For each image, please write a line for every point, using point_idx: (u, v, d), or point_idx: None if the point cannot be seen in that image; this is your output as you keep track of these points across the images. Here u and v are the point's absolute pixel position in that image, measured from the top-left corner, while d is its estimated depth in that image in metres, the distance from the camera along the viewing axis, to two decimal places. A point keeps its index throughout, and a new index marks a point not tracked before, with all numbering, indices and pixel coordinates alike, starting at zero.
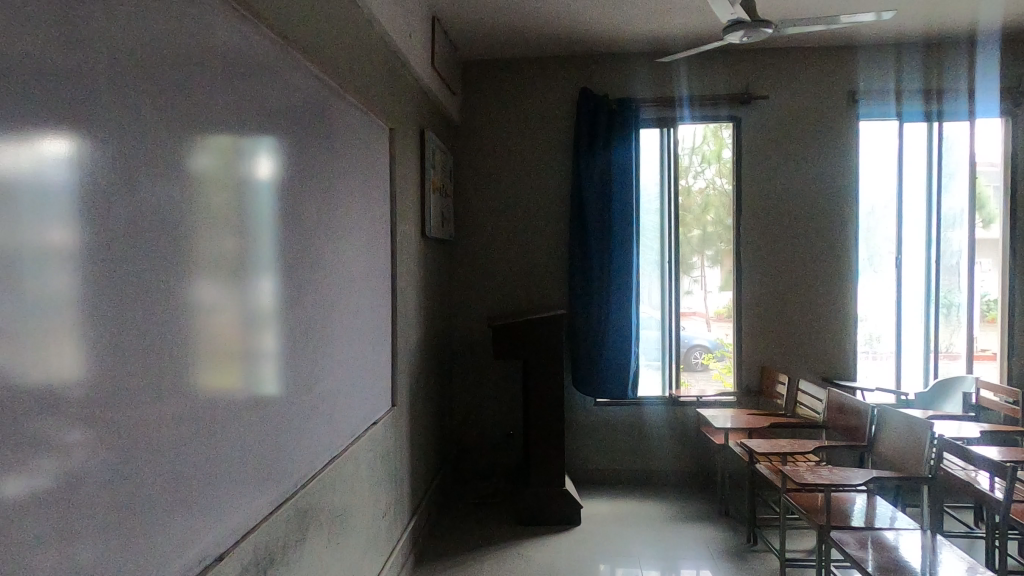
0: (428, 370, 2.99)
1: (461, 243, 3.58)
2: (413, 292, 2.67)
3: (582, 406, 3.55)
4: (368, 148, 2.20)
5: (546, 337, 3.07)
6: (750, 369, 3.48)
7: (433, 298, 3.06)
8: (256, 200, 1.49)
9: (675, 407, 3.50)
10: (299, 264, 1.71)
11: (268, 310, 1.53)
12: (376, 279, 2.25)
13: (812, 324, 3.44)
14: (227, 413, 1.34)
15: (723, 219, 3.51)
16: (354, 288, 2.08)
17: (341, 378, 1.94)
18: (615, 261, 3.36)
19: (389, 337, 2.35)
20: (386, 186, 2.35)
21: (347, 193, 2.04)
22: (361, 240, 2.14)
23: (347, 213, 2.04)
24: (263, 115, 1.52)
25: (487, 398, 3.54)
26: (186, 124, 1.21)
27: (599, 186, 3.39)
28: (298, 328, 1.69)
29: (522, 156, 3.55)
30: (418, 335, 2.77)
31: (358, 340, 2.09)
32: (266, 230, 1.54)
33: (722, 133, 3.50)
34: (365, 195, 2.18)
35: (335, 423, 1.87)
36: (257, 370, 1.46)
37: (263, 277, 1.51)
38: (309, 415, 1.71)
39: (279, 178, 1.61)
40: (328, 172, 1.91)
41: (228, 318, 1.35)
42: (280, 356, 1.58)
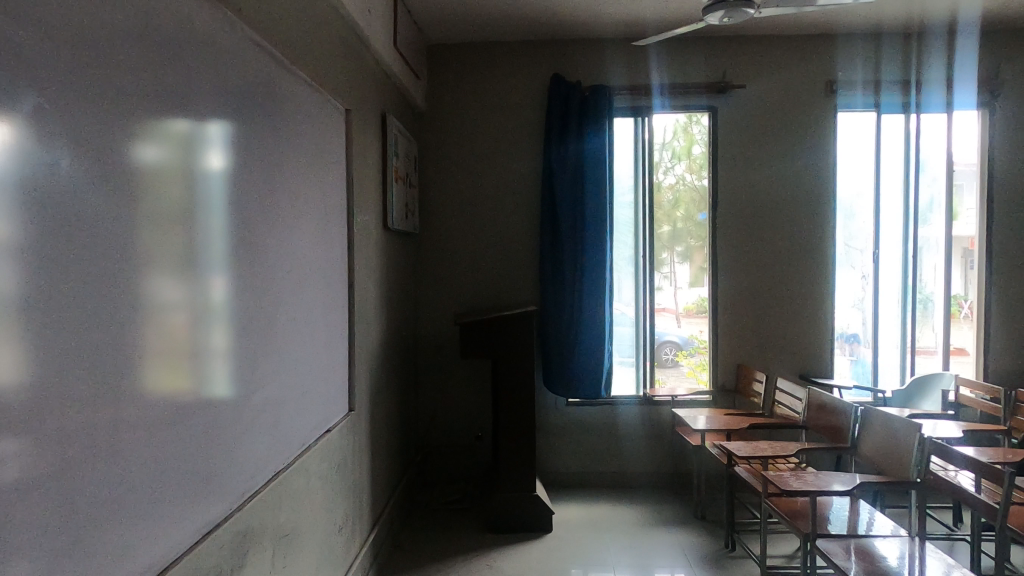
0: (391, 369, 2.81)
1: (425, 236, 3.40)
2: (375, 287, 2.49)
3: (553, 406, 3.41)
4: (323, 129, 2.02)
5: (518, 334, 2.92)
6: (725, 367, 3.38)
7: (397, 294, 2.88)
8: (209, 183, 1.33)
9: (650, 406, 3.38)
10: (248, 255, 1.52)
11: (220, 305, 1.36)
12: (333, 273, 2.07)
13: (788, 321, 3.35)
14: (171, 423, 1.17)
15: (694, 215, 3.40)
16: (309, 282, 1.90)
17: (292, 382, 1.76)
18: (589, 255, 3.22)
19: (346, 336, 2.17)
20: (344, 172, 2.18)
21: (301, 177, 1.86)
22: (314, 230, 1.96)
23: (300, 200, 1.86)
24: (211, 85, 1.34)
25: (453, 399, 3.38)
26: (130, 94, 1.05)
27: (572, 178, 3.25)
28: (246, 325, 1.50)
29: (491, 145, 3.39)
30: (380, 333, 2.59)
31: (313, 339, 1.91)
32: (220, 217, 1.37)
33: (694, 127, 3.39)
34: (319, 181, 1.99)
35: (284, 432, 1.68)
36: (206, 370, 1.30)
37: (215, 268, 1.35)
38: (257, 422, 1.54)
39: (231, 158, 1.44)
40: (281, 154, 1.73)
41: (178, 312, 1.19)
42: (230, 356, 1.41)
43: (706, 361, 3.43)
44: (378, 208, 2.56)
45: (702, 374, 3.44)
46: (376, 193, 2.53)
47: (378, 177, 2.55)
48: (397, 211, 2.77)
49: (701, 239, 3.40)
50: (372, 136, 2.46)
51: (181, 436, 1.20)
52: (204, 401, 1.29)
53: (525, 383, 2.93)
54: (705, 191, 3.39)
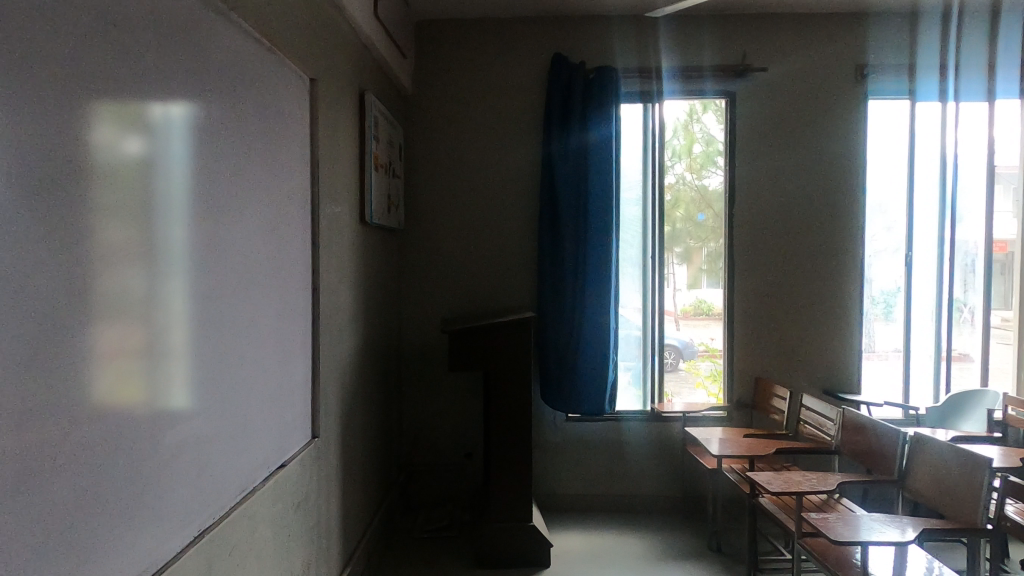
0: (370, 383, 2.49)
1: (411, 233, 3.07)
2: (347, 289, 2.17)
3: (552, 421, 3.08)
4: (286, 103, 1.69)
5: (514, 343, 2.60)
6: (742, 381, 3.06)
7: (376, 297, 2.55)
8: (115, 153, 1.02)
9: (657, 423, 3.06)
10: (179, 252, 1.20)
11: (125, 311, 1.05)
12: (296, 273, 1.74)
13: (811, 329, 3.04)
14: (26, 479, 0.85)
15: (693, 216, 3.07)
16: (267, 283, 1.57)
17: (240, 409, 1.43)
18: (591, 255, 2.90)
19: (312, 349, 1.84)
20: (311, 156, 1.85)
21: (259, 156, 1.54)
22: (277, 226, 1.63)
23: (258, 186, 1.53)
24: (117, 28, 1.03)
25: (441, 413, 3.05)
26: (11, 36, 0.82)
27: (573, 170, 2.93)
28: (173, 342, 1.18)
29: (485, 132, 3.06)
30: (355, 342, 2.27)
31: (271, 353, 1.59)
32: (131, 197, 1.06)
33: (694, 125, 3.06)
34: (282, 165, 1.67)
35: (224, 471, 1.36)
36: (162, 375, 1.15)
37: (117, 264, 1.03)
38: (183, 463, 1.21)
39: (185, 127, 1.22)
40: (231, 126, 1.41)
41: (130, 311, 1.06)
42: (169, 365, 1.17)
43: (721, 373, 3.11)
44: (354, 201, 2.24)
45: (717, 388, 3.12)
46: (352, 182, 2.21)
47: (354, 165, 2.22)
48: (378, 204, 2.44)
49: (701, 240, 3.08)
50: (346, 117, 2.14)
51: (43, 496, 0.88)
52: (89, 445, 0.96)
53: (522, 398, 2.61)
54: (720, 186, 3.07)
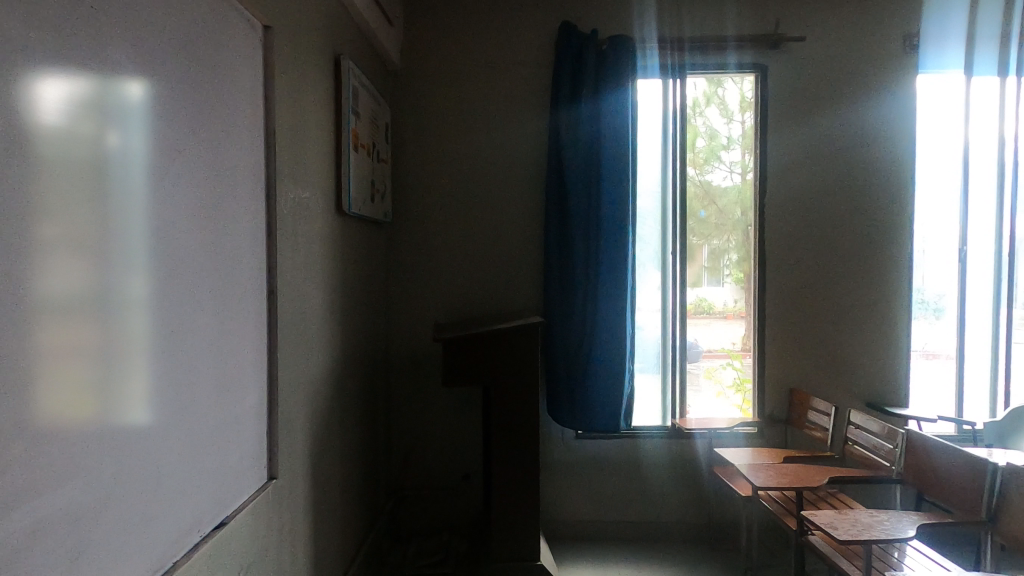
0: (350, 400, 2.14)
1: (398, 227, 2.71)
2: (320, 292, 1.81)
3: (560, 439, 2.73)
4: (240, 54, 1.33)
5: (522, 353, 2.23)
6: (775, 393, 2.71)
7: (358, 300, 2.20)
8: (45, 115, 0.79)
9: (679, 440, 2.71)
10: (124, 236, 0.95)
11: (59, 317, 0.82)
12: (253, 273, 1.39)
13: (853, 334, 2.70)
14: None
15: (694, 212, 2.73)
16: (213, 286, 1.21)
17: (172, 448, 1.08)
18: (604, 251, 2.55)
19: (274, 365, 1.48)
20: (274, 125, 1.49)
21: (202, 119, 1.18)
22: (226, 211, 1.27)
23: (201, 157, 1.17)
24: None
25: (432, 431, 2.70)
26: None
27: (584, 154, 2.57)
28: (123, 350, 0.95)
29: (484, 112, 2.71)
30: (330, 354, 1.92)
31: (217, 378, 1.23)
32: (67, 173, 0.83)
33: (696, 118, 2.71)
34: (234, 135, 1.31)
35: (148, 536, 1.00)
36: (121, 386, 0.94)
37: (47, 258, 0.80)
38: (83, 539, 0.86)
39: (143, 87, 1.00)
40: (162, 74, 1.05)
41: (76, 309, 0.85)
42: (128, 375, 0.96)
43: (749, 383, 2.76)
44: (330, 187, 1.88)
45: (747, 402, 2.76)
46: (327, 163, 1.85)
47: (329, 144, 1.87)
48: (359, 192, 2.08)
49: (704, 237, 2.73)
50: (320, 84, 1.78)
51: None
52: None
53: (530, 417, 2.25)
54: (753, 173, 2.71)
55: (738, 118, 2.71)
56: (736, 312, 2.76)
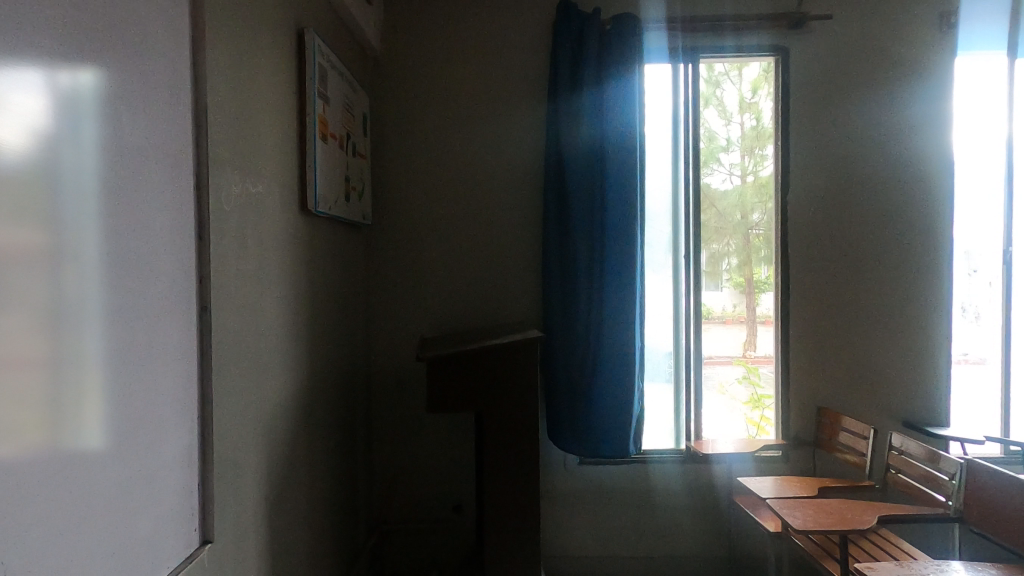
0: (322, 429, 1.86)
1: (379, 230, 2.43)
2: (280, 305, 1.53)
3: (560, 466, 2.44)
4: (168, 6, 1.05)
5: (519, 373, 1.94)
6: (801, 411, 2.44)
7: (329, 314, 1.92)
8: None
9: (694, 466, 2.43)
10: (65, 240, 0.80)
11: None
12: (190, 282, 1.11)
13: (886, 345, 2.43)
14: None
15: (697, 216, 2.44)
16: (128, 299, 0.94)
17: (61, 522, 0.80)
18: (610, 257, 2.27)
19: (215, 398, 1.20)
20: (217, 101, 1.21)
21: (113, 84, 0.91)
22: (149, 207, 0.99)
23: (111, 135, 0.90)
24: None
25: (418, 458, 2.41)
26: None
27: (588, 146, 2.30)
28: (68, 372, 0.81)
29: (475, 102, 2.43)
30: (295, 377, 1.64)
31: (134, 419, 0.95)
32: (11, 177, 0.72)
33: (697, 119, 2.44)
34: (160, 108, 1.03)
35: None
36: (68, 410, 0.81)
37: None
38: None
39: (92, 77, 0.86)
40: (49, 16, 0.78)
41: (20, 331, 0.73)
42: (82, 399, 0.84)
43: (766, 398, 2.50)
44: (293, 182, 1.60)
45: (765, 420, 2.50)
46: (288, 153, 1.57)
47: (291, 131, 1.59)
48: (330, 188, 1.81)
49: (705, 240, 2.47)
50: (277, 59, 1.50)
51: None
52: None
53: (529, 446, 1.96)
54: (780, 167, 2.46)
55: (738, 119, 2.46)
56: (736, 317, 2.49)
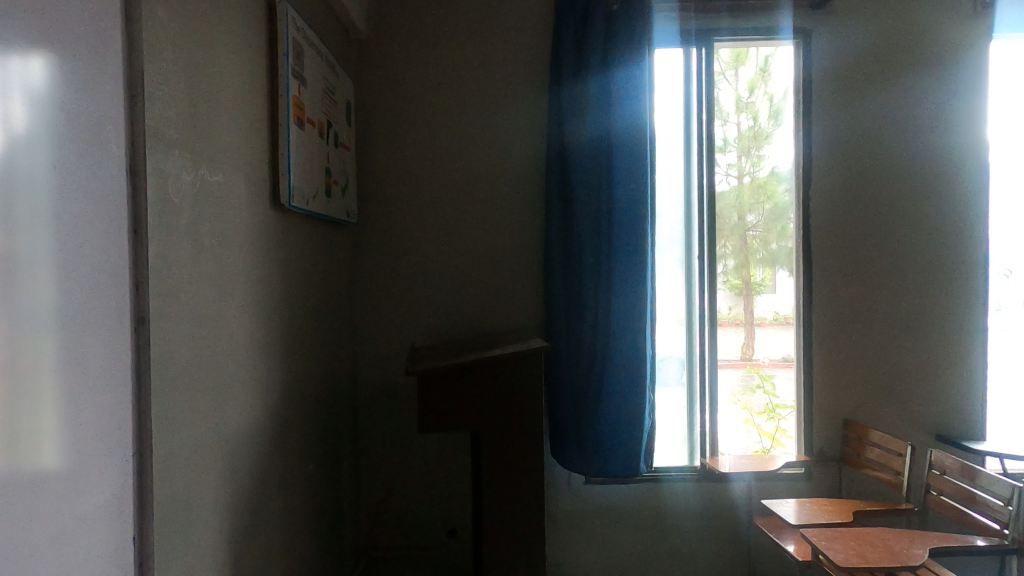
0: (300, 451, 1.65)
1: (365, 230, 2.22)
2: (247, 312, 1.32)
3: (564, 485, 2.24)
4: None
5: (521, 389, 1.73)
6: (825, 424, 2.24)
7: (308, 322, 1.72)
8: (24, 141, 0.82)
9: (710, 484, 2.23)
10: None
11: None
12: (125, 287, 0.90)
13: (917, 352, 2.24)
14: None
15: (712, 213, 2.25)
16: None
17: None
18: (619, 258, 2.07)
19: (163, 428, 0.99)
20: (163, 69, 1.00)
21: None
22: None
23: None
24: None
25: (408, 478, 2.20)
26: None
27: (594, 136, 2.10)
28: None
29: (470, 90, 2.23)
30: (266, 394, 1.43)
31: None
32: None
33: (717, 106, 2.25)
34: None
35: None
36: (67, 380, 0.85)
37: None
38: None
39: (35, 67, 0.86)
40: None
41: None
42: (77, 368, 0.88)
43: (781, 408, 2.31)
44: (263, 171, 1.39)
45: (781, 432, 2.31)
46: (255, 138, 1.36)
47: (259, 113, 1.39)
48: (307, 180, 1.60)
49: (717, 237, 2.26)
50: (241, 28, 1.29)
51: None
52: None
53: (535, 472, 1.75)
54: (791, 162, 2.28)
55: (734, 119, 2.26)
56: (731, 319, 2.29)
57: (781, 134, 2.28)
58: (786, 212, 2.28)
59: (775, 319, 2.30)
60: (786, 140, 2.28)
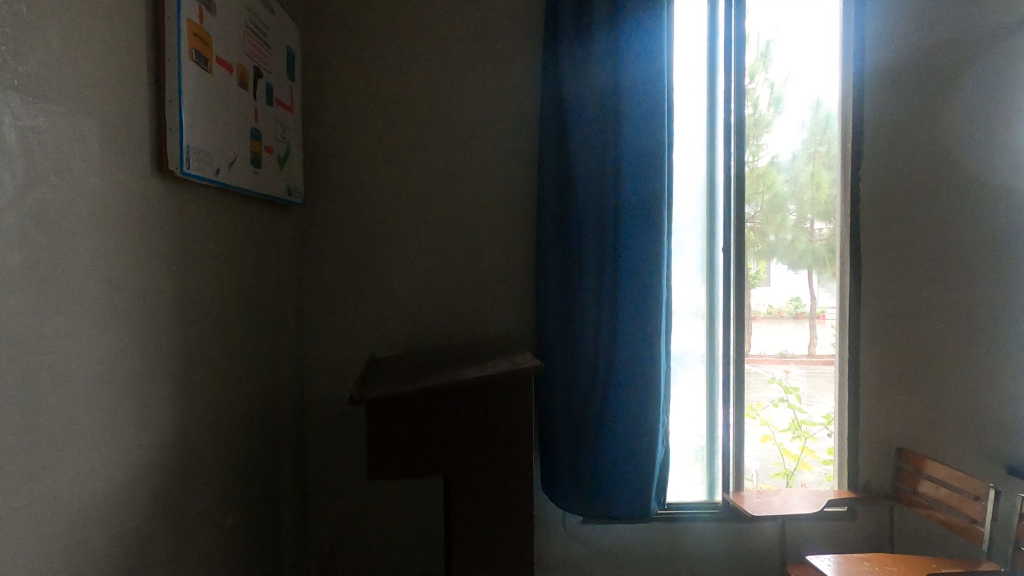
0: (211, 502, 1.25)
1: (314, 213, 1.81)
2: (104, 325, 0.91)
3: (558, 526, 1.85)
4: None
5: (505, 426, 1.30)
6: (873, 452, 1.87)
7: (227, 331, 1.31)
8: None
9: (735, 524, 1.86)
10: None
11: None
12: None
13: (985, 372, 1.84)
14: None
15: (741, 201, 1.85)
16: None
17: None
18: (628, 250, 1.68)
19: None
20: None
21: None
22: None
23: None
24: None
25: (366, 517, 1.81)
26: None
27: (599, 100, 1.69)
28: None
29: (446, 43, 1.82)
30: (147, 436, 1.03)
31: None
32: None
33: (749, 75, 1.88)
34: None
35: None
36: None
37: None
38: None
39: None
40: None
41: None
42: None
43: (809, 425, 1.97)
44: (138, 125, 0.99)
45: (807, 452, 1.97)
46: (122, 72, 0.95)
47: (133, 43, 0.98)
48: (217, 143, 1.19)
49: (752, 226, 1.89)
50: None
51: None
52: None
53: (517, 539, 1.31)
54: (791, 150, 1.91)
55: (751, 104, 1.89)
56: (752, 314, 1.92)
57: (782, 124, 1.91)
58: (786, 202, 1.92)
59: (769, 313, 1.93)
60: (787, 130, 1.91)
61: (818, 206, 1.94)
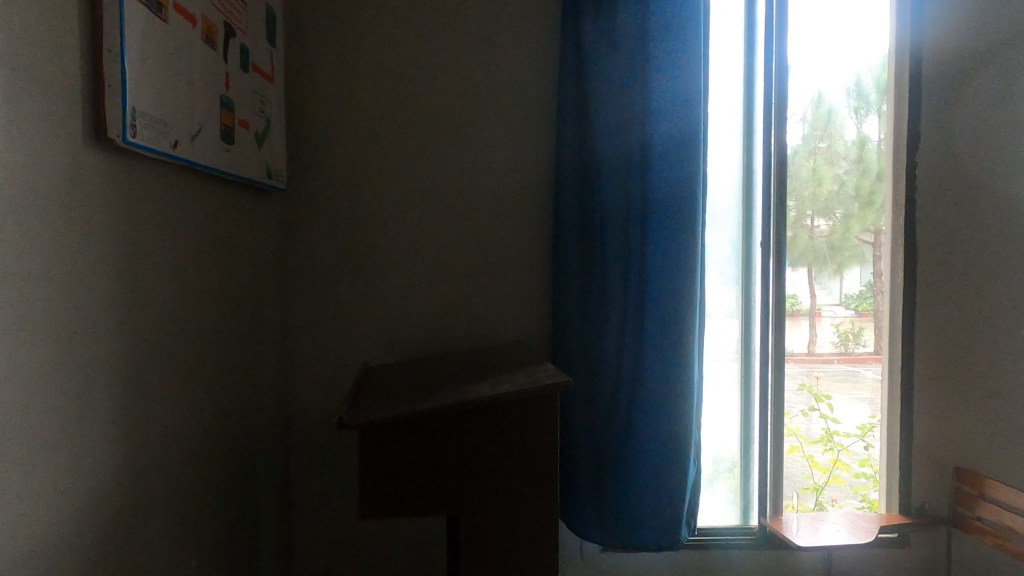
0: (172, 545, 1.04)
1: (299, 201, 1.59)
2: (18, 339, 0.70)
3: (574, 554, 1.64)
4: None
5: (524, 453, 1.09)
6: (927, 472, 1.69)
7: (190, 340, 1.10)
8: None
9: (773, 551, 1.67)
10: None
11: None
12: None
13: None
14: None
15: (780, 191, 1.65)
16: None
17: None
18: (659, 244, 1.46)
19: None
20: None
21: None
22: None
23: None
24: None
25: (357, 545, 1.60)
26: None
27: (626, 70, 1.47)
28: None
29: (452, 9, 1.60)
30: (85, 475, 0.82)
31: None
32: None
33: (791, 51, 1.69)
34: None
35: None
36: None
37: None
38: None
39: None
40: None
41: None
42: None
43: (843, 437, 1.79)
44: (67, 81, 0.77)
45: (840, 466, 1.78)
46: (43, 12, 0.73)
47: None
48: (176, 110, 0.97)
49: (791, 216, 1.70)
50: None
51: None
52: None
53: None
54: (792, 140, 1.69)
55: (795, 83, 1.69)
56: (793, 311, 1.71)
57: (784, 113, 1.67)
58: None
59: None
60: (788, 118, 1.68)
61: (818, 203, 1.72)
